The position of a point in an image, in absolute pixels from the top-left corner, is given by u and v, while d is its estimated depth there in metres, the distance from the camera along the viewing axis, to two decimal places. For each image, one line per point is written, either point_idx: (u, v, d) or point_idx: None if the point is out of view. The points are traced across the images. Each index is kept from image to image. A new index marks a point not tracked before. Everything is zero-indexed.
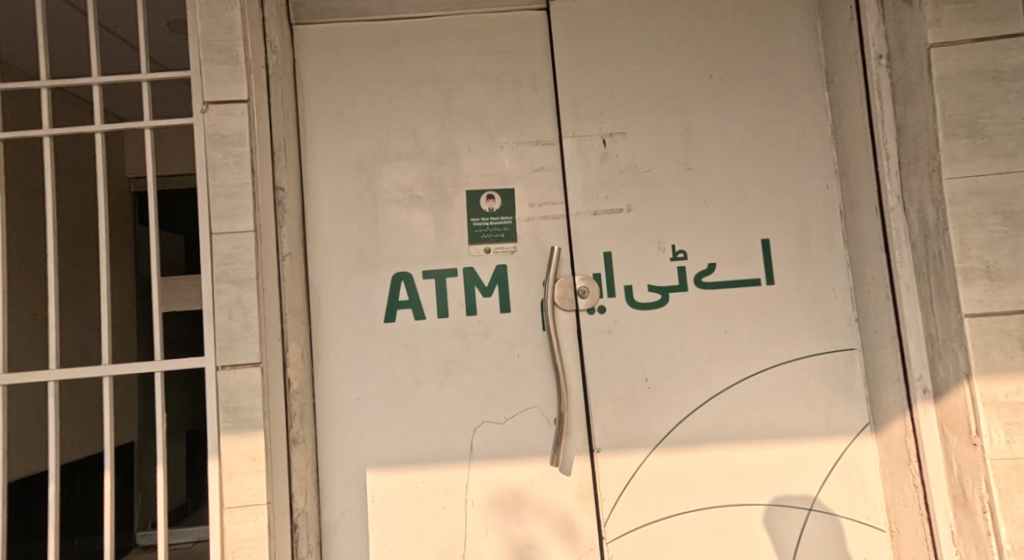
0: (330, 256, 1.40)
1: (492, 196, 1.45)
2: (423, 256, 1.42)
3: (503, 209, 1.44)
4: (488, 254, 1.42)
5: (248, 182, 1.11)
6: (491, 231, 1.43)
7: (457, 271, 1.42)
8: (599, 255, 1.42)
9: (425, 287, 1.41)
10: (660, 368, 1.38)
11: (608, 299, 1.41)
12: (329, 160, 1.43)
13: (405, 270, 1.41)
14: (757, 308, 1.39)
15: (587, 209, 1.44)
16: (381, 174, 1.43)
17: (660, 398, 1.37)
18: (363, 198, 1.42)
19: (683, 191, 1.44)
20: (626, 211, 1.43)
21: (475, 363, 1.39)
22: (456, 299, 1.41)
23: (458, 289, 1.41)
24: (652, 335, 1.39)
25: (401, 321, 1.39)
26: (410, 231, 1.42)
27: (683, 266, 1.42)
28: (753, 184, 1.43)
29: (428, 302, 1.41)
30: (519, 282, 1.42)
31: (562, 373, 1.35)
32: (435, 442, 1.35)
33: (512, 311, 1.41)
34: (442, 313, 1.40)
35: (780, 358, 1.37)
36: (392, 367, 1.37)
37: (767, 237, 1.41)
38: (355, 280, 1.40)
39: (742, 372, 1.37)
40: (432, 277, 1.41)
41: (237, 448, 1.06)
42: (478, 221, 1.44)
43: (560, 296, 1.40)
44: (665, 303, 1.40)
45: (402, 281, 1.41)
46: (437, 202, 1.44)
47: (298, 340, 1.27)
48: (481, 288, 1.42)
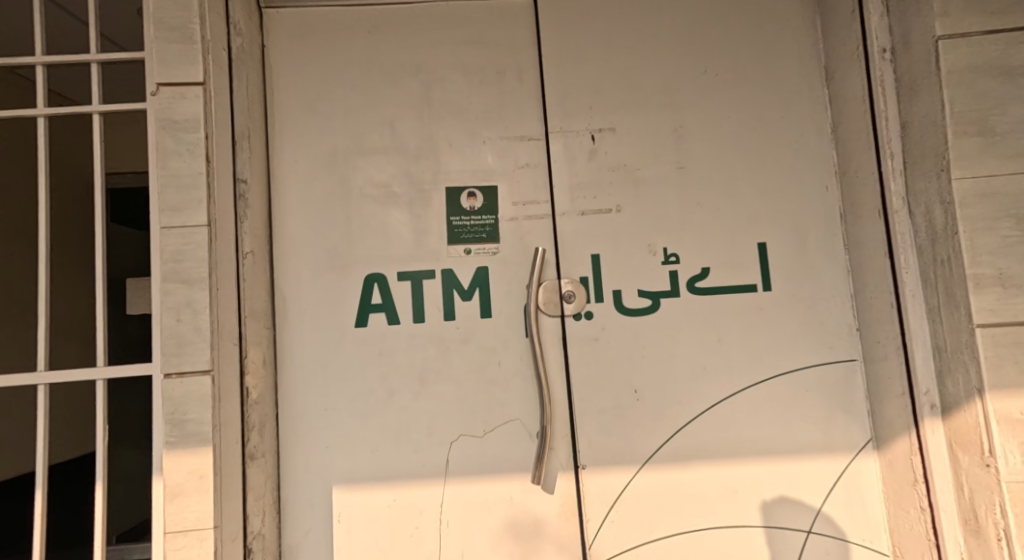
0: (298, 255, 1.30)
1: (474, 193, 1.36)
2: (398, 257, 1.33)
3: (485, 208, 1.36)
4: (468, 255, 1.34)
5: (202, 172, 1.02)
6: (472, 231, 1.35)
7: (435, 273, 1.33)
8: (586, 257, 1.34)
9: (400, 290, 1.32)
10: (649, 378, 1.30)
11: (595, 304, 1.32)
12: (299, 152, 1.33)
13: (379, 271, 1.32)
14: (752, 316, 1.32)
15: (574, 209, 1.36)
16: (355, 169, 1.34)
17: (650, 411, 1.29)
18: (334, 194, 1.33)
19: (676, 192, 1.36)
20: (615, 212, 1.35)
21: (452, 372, 1.29)
22: (433, 303, 1.32)
23: (435, 292, 1.32)
24: (642, 344, 1.31)
25: (374, 325, 1.30)
26: (385, 230, 1.33)
27: (675, 270, 1.34)
28: (750, 185, 1.35)
29: (403, 306, 1.31)
30: (501, 285, 1.33)
31: (545, 383, 1.26)
32: (408, 457, 1.26)
33: (492, 316, 1.32)
34: (417, 318, 1.31)
35: (777, 369, 1.29)
36: (364, 376, 1.28)
37: (763, 240, 1.34)
38: (325, 282, 1.30)
39: (737, 383, 1.29)
40: (407, 279, 1.32)
41: (182, 466, 0.96)
42: (458, 220, 1.35)
43: (545, 301, 1.32)
44: (656, 310, 1.32)
45: (375, 282, 1.31)
46: (415, 200, 1.35)
47: (259, 345, 1.18)
48: (460, 291, 1.33)
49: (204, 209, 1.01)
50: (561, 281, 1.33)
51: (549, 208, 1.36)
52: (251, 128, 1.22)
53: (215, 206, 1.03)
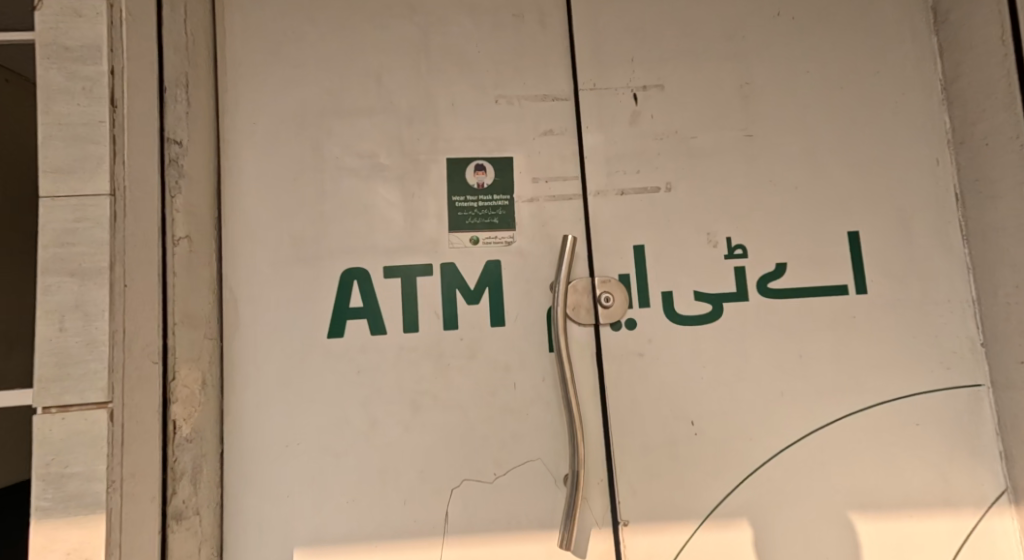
0: (254, 244, 1.01)
1: (483, 167, 1.06)
2: (386, 248, 1.03)
3: (497, 185, 1.06)
4: (476, 246, 1.04)
5: (103, 119, 0.72)
6: (481, 215, 1.05)
7: (432, 268, 1.03)
8: (627, 250, 1.04)
9: (388, 291, 1.02)
10: (710, 406, 1.00)
11: (639, 310, 1.03)
12: (259, 112, 1.04)
13: (361, 266, 1.02)
14: (843, 326, 1.02)
15: (612, 186, 1.07)
16: (331, 134, 1.05)
17: (710, 449, 0.99)
18: (303, 165, 1.03)
19: (742, 166, 1.06)
20: (665, 192, 1.06)
21: (453, 399, 1.00)
22: (430, 308, 1.02)
23: (433, 293, 1.03)
24: (700, 361, 1.01)
25: (352, 336, 1.00)
26: (369, 212, 1.04)
27: (742, 267, 1.04)
28: (838, 158, 1.06)
29: (391, 310, 1.02)
30: (517, 285, 1.04)
31: (576, 414, 0.96)
32: (396, 509, 0.96)
33: (506, 325, 1.02)
34: (409, 327, 1.01)
35: (875, 395, 1.00)
36: (337, 403, 0.98)
37: (856, 229, 1.04)
38: (291, 279, 1.01)
39: (823, 414, 1.00)
40: (397, 276, 1.03)
41: (61, 543, 0.66)
42: (463, 201, 1.05)
43: (574, 306, 1.02)
44: (717, 317, 1.03)
45: (356, 280, 1.02)
46: (407, 175, 1.05)
47: (195, 363, 0.88)
48: (464, 292, 1.03)
49: (106, 172, 0.72)
50: (595, 280, 1.03)
51: (579, 187, 1.07)
52: (189, 74, 0.92)
53: (124, 169, 0.74)
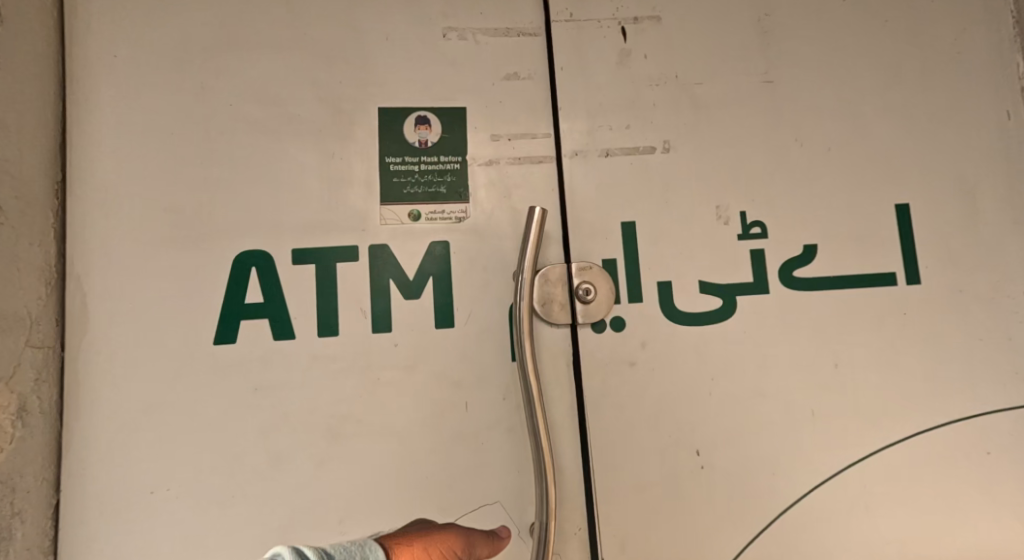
0: (112, 219, 0.75)
1: (426, 119, 0.82)
2: (295, 223, 0.78)
3: (444, 143, 0.81)
4: (417, 222, 0.80)
5: None
6: (424, 182, 0.80)
7: (358, 252, 0.78)
8: (612, 228, 0.81)
9: (297, 281, 0.77)
10: (720, 431, 0.78)
11: (628, 305, 0.80)
12: (122, 41, 0.78)
13: (261, 248, 0.77)
14: (890, 326, 0.79)
15: (594, 146, 0.83)
16: (218, 72, 0.79)
17: (721, 486, 0.77)
18: (181, 113, 0.77)
19: (761, 120, 0.83)
20: (661, 153, 0.82)
21: (383, 423, 0.75)
22: (354, 304, 0.77)
23: (358, 284, 0.78)
24: (707, 372, 0.79)
25: (244, 342, 0.75)
26: (272, 175, 0.78)
27: (761, 250, 0.81)
28: (882, 110, 0.83)
29: (302, 307, 0.76)
30: (470, 273, 0.79)
31: (546, 446, 0.72)
32: None
33: (454, 325, 0.78)
34: (326, 328, 0.76)
35: (928, 416, 0.78)
36: (220, 431, 0.73)
37: (905, 202, 0.81)
38: (161, 267, 0.75)
39: (865, 440, 0.77)
40: (310, 260, 0.77)
41: None
42: (400, 164, 0.80)
43: (544, 301, 0.79)
44: (728, 314, 0.80)
45: (253, 267, 0.76)
46: (325, 128, 0.80)
47: None
48: (401, 283, 0.79)
49: None
50: (572, 267, 0.80)
51: (551, 147, 0.83)
52: None
53: None
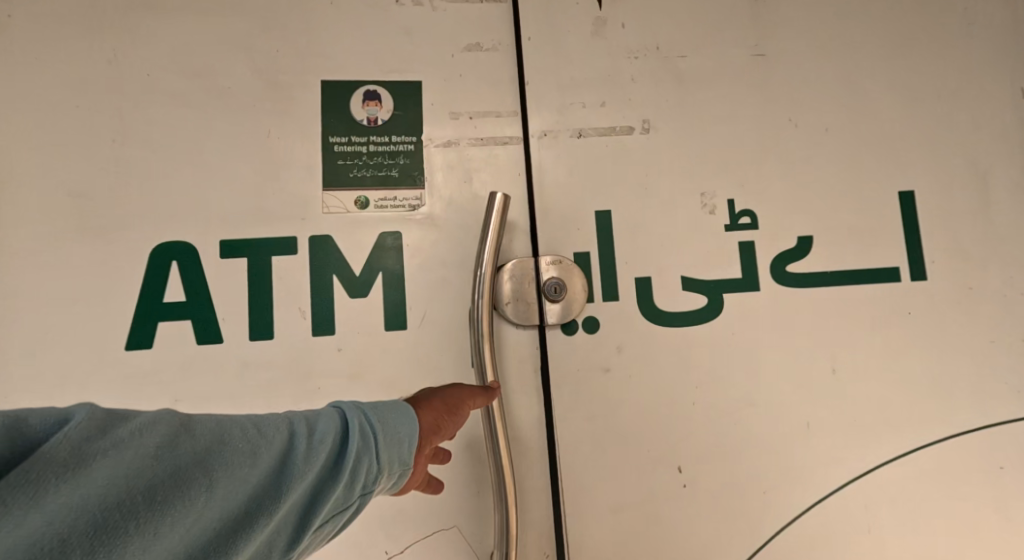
0: (12, 210, 0.67)
1: (377, 95, 0.72)
2: (223, 211, 0.69)
3: (396, 122, 0.72)
4: (365, 211, 0.70)
5: None
6: (373, 164, 0.71)
7: (297, 244, 0.69)
8: (585, 219, 0.72)
9: (225, 277, 0.68)
10: (705, 444, 0.69)
11: (602, 304, 0.71)
12: (27, 9, 0.70)
13: (184, 240, 0.68)
14: (893, 327, 0.71)
15: (565, 126, 0.74)
16: (137, 42, 0.70)
17: (705, 507, 0.69)
18: (93, 88, 0.69)
19: (752, 98, 0.74)
20: (641, 134, 0.74)
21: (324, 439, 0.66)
22: (292, 303, 0.68)
23: (297, 281, 0.68)
24: (691, 379, 0.70)
25: (163, 345, 0.66)
26: (198, 158, 0.69)
27: (751, 242, 0.72)
28: (884, 87, 0.75)
29: (231, 307, 0.67)
30: (425, 267, 0.70)
31: (507, 467, 0.63)
32: None
33: (406, 328, 0.69)
34: (258, 331, 0.67)
35: (936, 426, 0.70)
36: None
37: (910, 189, 0.73)
38: (67, 262, 0.66)
39: (865, 454, 0.70)
40: (241, 254, 0.68)
41: None
42: (346, 145, 0.71)
43: (507, 299, 0.70)
44: (715, 314, 0.71)
45: (175, 261, 0.67)
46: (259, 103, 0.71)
47: None
48: (346, 278, 0.69)
49: None
50: (539, 261, 0.71)
51: (517, 127, 0.74)
52: None
53: None
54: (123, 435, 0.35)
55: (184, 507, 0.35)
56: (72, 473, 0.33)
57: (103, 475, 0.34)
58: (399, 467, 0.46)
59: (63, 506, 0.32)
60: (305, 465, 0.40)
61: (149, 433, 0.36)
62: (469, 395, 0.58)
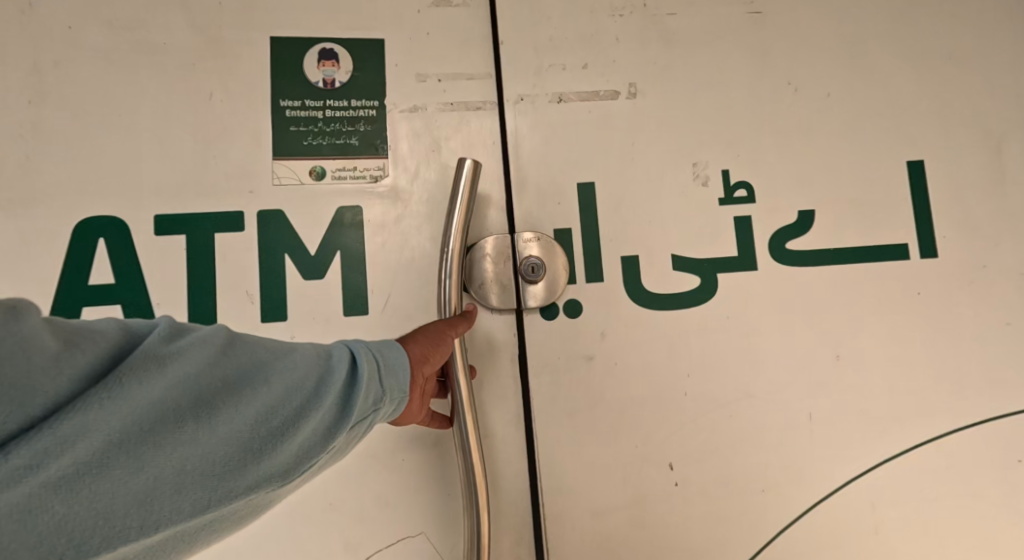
0: None
1: (331, 54, 0.66)
2: (164, 188, 0.64)
3: (355, 85, 0.66)
4: (318, 182, 0.65)
5: None
6: (328, 132, 0.66)
7: (243, 222, 0.64)
8: (565, 191, 0.66)
9: (162, 254, 0.63)
10: (699, 439, 0.63)
11: (585, 285, 0.64)
12: None
13: (115, 217, 0.64)
14: (901, 309, 0.65)
15: (544, 90, 0.67)
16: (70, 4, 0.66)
17: (697, 508, 0.62)
18: (26, 58, 0.65)
19: (748, 59, 0.68)
20: (626, 99, 0.67)
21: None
22: (239, 284, 0.63)
23: (243, 259, 0.64)
24: (682, 368, 0.64)
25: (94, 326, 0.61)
26: (137, 131, 0.65)
27: (748, 218, 0.66)
28: (889, 49, 0.69)
29: (168, 291, 0.63)
30: (386, 246, 0.65)
31: (479, 471, 0.57)
32: None
33: (365, 314, 0.64)
34: (200, 313, 0.63)
35: (949, 417, 0.64)
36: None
37: (919, 159, 0.67)
38: None
39: (871, 448, 0.64)
40: (181, 229, 0.64)
41: None
42: (300, 111, 0.66)
43: (480, 281, 0.63)
44: (710, 296, 0.65)
45: (104, 239, 0.63)
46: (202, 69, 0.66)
47: None
48: (300, 259, 0.64)
49: None
50: (516, 239, 0.64)
51: (489, 91, 0.67)
52: None
53: None
54: (197, 336, 0.40)
55: (253, 393, 0.40)
56: (162, 362, 0.37)
57: (174, 374, 0.37)
58: (399, 392, 0.47)
59: (162, 385, 0.37)
60: (339, 368, 0.44)
61: (205, 343, 0.40)
62: (454, 324, 0.56)
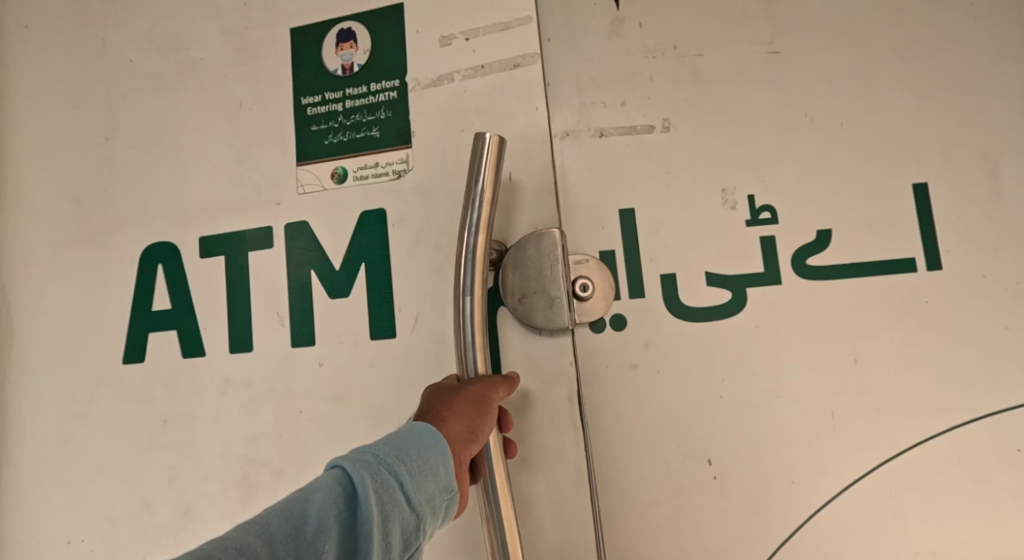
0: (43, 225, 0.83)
1: (352, 39, 0.76)
2: (213, 218, 0.79)
3: (371, 69, 0.75)
4: (343, 183, 0.75)
5: None
6: (352, 126, 0.75)
7: (275, 243, 0.77)
8: (609, 217, 0.73)
9: (206, 273, 0.78)
10: (735, 438, 0.71)
11: (627, 302, 0.72)
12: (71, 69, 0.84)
13: (167, 241, 0.80)
14: (913, 316, 0.73)
15: (586, 125, 0.75)
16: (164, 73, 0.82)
17: (734, 499, 0.70)
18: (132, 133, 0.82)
19: (770, 94, 0.76)
20: (661, 133, 0.74)
21: (313, 446, 0.74)
22: (271, 302, 0.76)
23: (273, 276, 0.76)
24: (717, 373, 0.71)
25: (158, 342, 0.79)
26: (204, 176, 0.80)
27: (772, 236, 0.74)
28: (895, 83, 0.76)
29: (210, 305, 0.78)
30: (423, 260, 0.73)
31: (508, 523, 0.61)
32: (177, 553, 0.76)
33: (392, 333, 0.73)
34: (239, 322, 0.77)
35: (956, 412, 0.72)
36: (132, 438, 0.78)
37: (924, 181, 0.75)
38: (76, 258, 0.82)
39: (889, 442, 0.71)
40: (219, 252, 0.78)
41: None
42: (320, 107, 0.77)
43: (520, 295, 0.68)
44: (741, 308, 0.73)
45: (161, 258, 0.80)
46: (260, 112, 0.78)
47: None
48: (329, 275, 0.75)
49: None
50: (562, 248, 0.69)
51: (524, 94, 0.71)
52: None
53: None
54: None
55: None
56: None
57: None
58: (435, 509, 0.54)
59: None
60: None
61: None
62: (493, 387, 0.62)
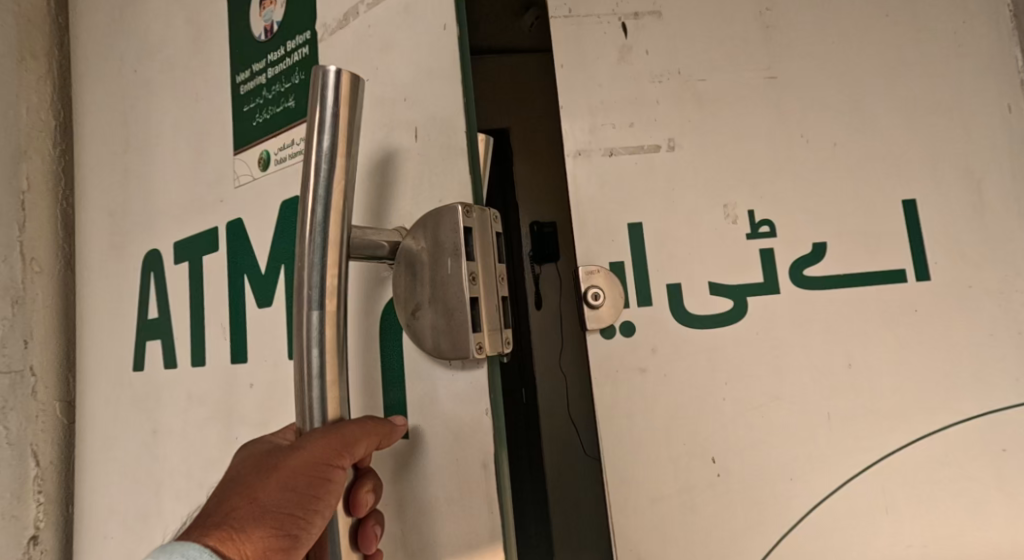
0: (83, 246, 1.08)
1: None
2: (187, 222, 0.87)
3: (285, 29, 0.77)
4: (266, 169, 0.76)
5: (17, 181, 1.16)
6: (274, 100, 0.77)
7: (219, 244, 0.82)
8: (618, 230, 0.78)
9: (178, 280, 0.88)
10: (736, 438, 0.75)
11: (635, 310, 0.77)
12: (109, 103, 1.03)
13: (157, 249, 0.92)
14: (903, 323, 0.78)
15: (598, 144, 0.79)
16: (164, 107, 0.92)
17: (737, 495, 0.74)
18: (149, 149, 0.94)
19: (767, 117, 0.81)
20: (667, 152, 0.80)
21: None
22: (219, 313, 0.82)
23: (219, 280, 0.81)
24: (720, 377, 0.76)
25: (151, 353, 0.91)
26: (183, 184, 0.88)
27: (770, 248, 0.79)
28: (884, 106, 0.82)
29: (182, 308, 0.87)
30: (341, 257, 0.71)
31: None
32: (156, 532, 0.85)
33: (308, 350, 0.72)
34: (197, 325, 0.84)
35: (946, 414, 0.77)
36: (133, 443, 0.91)
37: (912, 198, 0.80)
38: (110, 267, 1.00)
39: (883, 442, 0.76)
40: (185, 259, 0.87)
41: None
42: (254, 87, 0.80)
43: (416, 305, 0.63)
44: (742, 317, 0.78)
45: (152, 267, 0.92)
46: (213, 102, 0.85)
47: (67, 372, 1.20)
48: (258, 280, 0.77)
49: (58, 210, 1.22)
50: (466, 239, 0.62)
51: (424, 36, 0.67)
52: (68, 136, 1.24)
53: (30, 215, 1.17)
54: None
55: None
56: None
57: None
58: None
59: None
60: None
61: None
62: (339, 453, 0.57)
